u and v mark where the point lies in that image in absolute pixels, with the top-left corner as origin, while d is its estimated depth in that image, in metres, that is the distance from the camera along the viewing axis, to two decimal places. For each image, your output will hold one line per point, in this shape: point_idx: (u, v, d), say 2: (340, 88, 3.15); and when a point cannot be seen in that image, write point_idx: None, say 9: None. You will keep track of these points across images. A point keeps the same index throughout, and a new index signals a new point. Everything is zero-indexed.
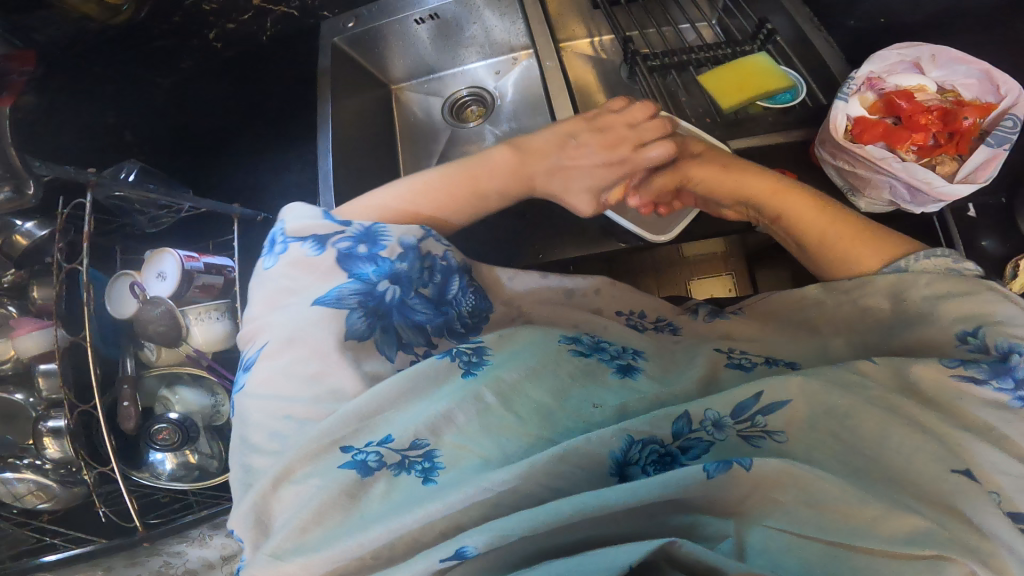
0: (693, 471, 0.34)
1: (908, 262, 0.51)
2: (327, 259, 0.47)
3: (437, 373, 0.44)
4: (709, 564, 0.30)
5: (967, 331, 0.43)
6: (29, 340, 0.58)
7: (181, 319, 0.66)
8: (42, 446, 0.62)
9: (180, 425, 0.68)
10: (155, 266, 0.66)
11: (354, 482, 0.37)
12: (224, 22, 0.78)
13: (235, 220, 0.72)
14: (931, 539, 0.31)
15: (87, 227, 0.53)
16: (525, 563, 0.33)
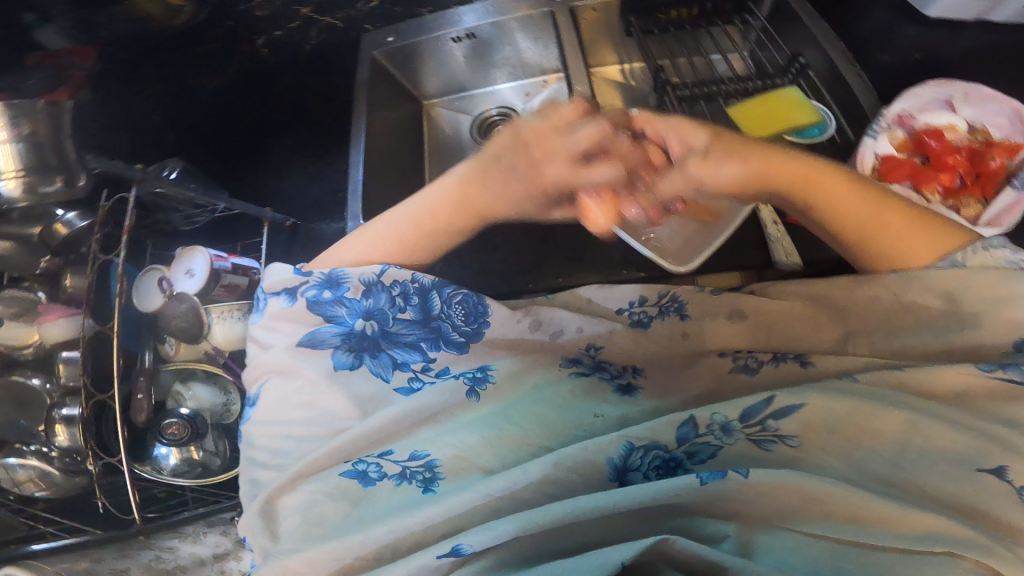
0: (688, 479, 0.35)
1: (965, 256, 0.47)
2: (296, 309, 0.48)
3: (441, 395, 0.45)
4: (710, 561, 0.32)
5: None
6: (54, 327, 0.59)
7: (204, 316, 0.67)
8: (52, 434, 0.60)
9: (191, 421, 0.70)
10: (184, 263, 0.67)
11: (357, 490, 0.40)
12: (273, 29, 0.79)
13: (266, 224, 0.72)
14: (944, 536, 0.32)
15: (128, 219, 0.55)
16: (527, 560, 0.35)
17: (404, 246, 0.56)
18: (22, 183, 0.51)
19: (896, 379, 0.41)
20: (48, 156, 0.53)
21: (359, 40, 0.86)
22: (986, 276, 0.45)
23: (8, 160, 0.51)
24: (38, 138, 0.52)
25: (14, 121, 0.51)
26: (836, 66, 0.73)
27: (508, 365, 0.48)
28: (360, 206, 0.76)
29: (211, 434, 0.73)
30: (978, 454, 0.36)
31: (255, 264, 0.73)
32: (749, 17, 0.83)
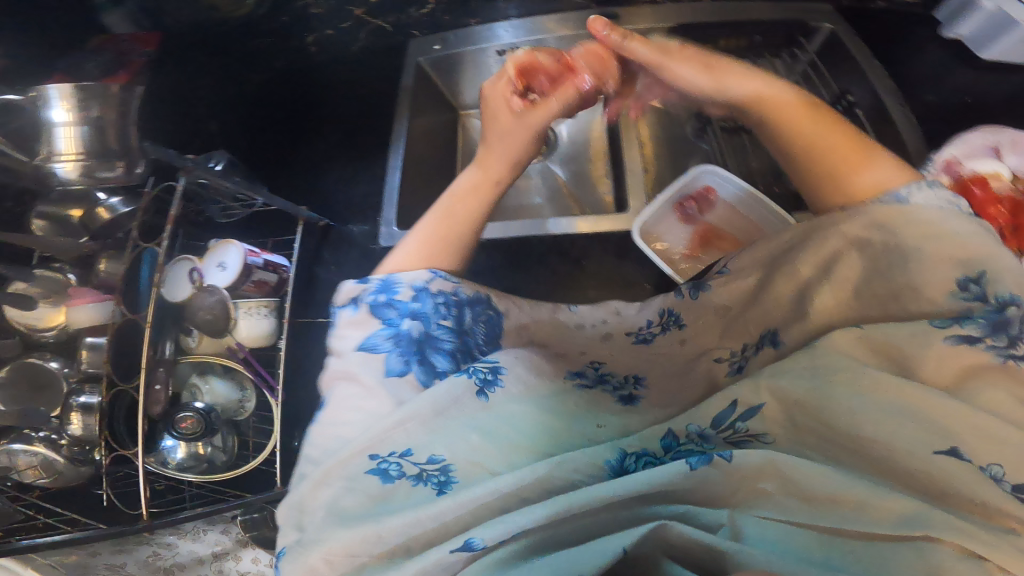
0: (676, 464, 0.34)
1: (910, 192, 0.44)
2: (358, 314, 0.47)
3: (453, 388, 0.42)
4: (708, 546, 0.32)
5: (970, 275, 0.38)
6: (81, 313, 0.58)
7: (232, 311, 0.66)
8: (66, 422, 0.58)
9: (205, 416, 0.68)
10: (217, 256, 0.67)
11: (378, 489, 0.37)
12: (324, 28, 0.84)
13: (300, 223, 0.73)
14: (921, 520, 0.30)
15: (173, 210, 0.56)
16: (528, 552, 0.34)
17: (445, 248, 0.54)
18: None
19: (848, 347, 0.38)
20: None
21: (405, 44, 0.87)
22: (938, 234, 0.40)
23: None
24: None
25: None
26: (884, 105, 0.73)
27: (513, 360, 0.46)
28: (394, 212, 0.75)
29: (225, 430, 0.71)
30: (943, 426, 0.32)
31: (286, 262, 0.72)
32: (797, 50, 0.83)
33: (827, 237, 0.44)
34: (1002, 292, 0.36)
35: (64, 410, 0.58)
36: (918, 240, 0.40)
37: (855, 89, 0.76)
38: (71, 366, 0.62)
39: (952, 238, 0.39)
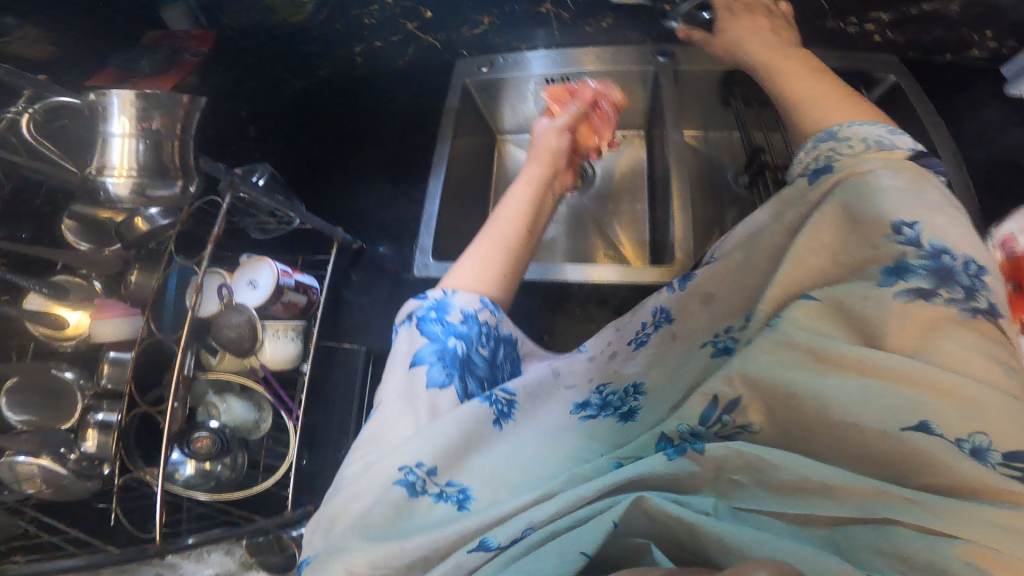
0: (657, 458, 0.40)
1: (842, 129, 0.53)
2: (410, 334, 0.53)
3: (473, 413, 0.47)
4: (688, 526, 0.35)
5: (903, 222, 0.42)
6: (108, 327, 0.56)
7: (260, 332, 0.63)
8: (81, 438, 0.55)
9: (220, 435, 0.64)
10: (249, 273, 0.65)
11: (405, 498, 0.43)
12: (374, 40, 0.86)
13: (336, 244, 0.73)
14: (884, 503, 0.32)
15: (217, 226, 0.55)
16: (532, 548, 0.38)
17: (495, 266, 0.58)
18: (133, 184, 0.45)
19: (812, 322, 0.40)
20: (166, 157, 0.47)
21: (453, 63, 0.90)
22: (897, 189, 0.44)
23: (125, 157, 0.45)
24: (160, 136, 0.46)
25: (144, 115, 0.45)
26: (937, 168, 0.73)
27: (524, 388, 0.52)
28: (430, 241, 0.77)
29: (240, 451, 0.68)
30: (910, 401, 0.33)
31: (315, 283, 0.71)
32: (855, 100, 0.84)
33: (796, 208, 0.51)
34: (937, 240, 0.40)
35: (80, 427, 0.55)
36: (869, 185, 0.46)
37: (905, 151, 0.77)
38: (88, 379, 0.58)
39: (903, 194, 0.44)
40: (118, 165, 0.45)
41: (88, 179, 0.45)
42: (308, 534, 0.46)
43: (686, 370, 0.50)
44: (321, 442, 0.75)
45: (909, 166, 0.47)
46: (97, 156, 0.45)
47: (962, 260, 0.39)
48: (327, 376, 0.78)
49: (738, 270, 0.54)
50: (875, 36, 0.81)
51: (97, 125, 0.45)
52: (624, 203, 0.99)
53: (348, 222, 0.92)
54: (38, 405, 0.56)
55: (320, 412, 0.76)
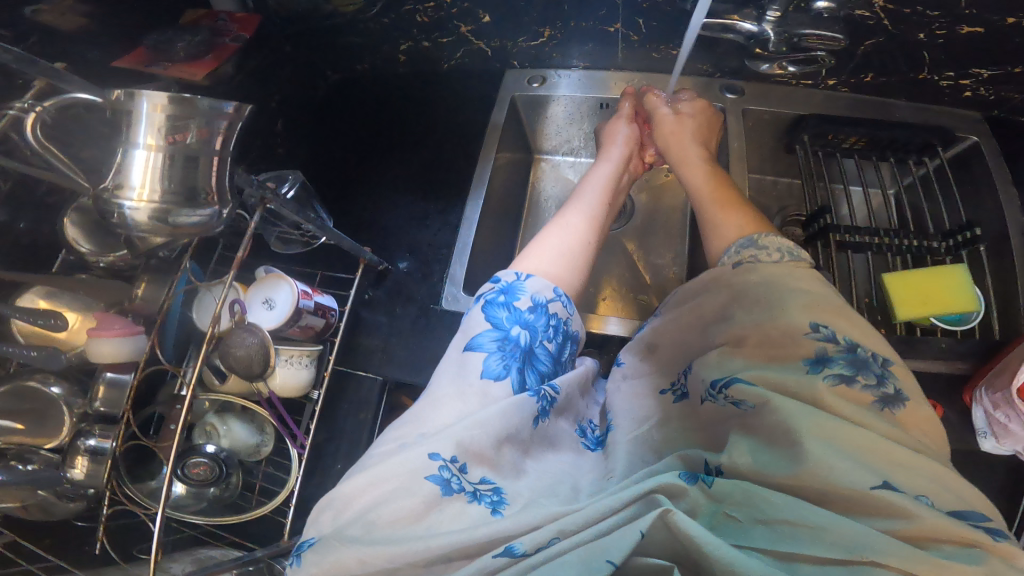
0: (672, 477, 0.42)
1: (759, 238, 0.57)
2: (473, 315, 0.54)
3: (521, 408, 0.48)
4: (701, 545, 0.36)
5: (818, 324, 0.48)
6: (109, 346, 0.48)
7: (273, 359, 0.57)
8: (67, 464, 0.48)
9: (220, 462, 0.59)
10: (265, 290, 0.60)
11: (437, 495, 0.43)
12: (421, 40, 0.84)
13: (362, 263, 0.68)
14: (866, 547, 0.35)
15: (241, 250, 0.51)
16: (563, 551, 0.37)
17: (586, 241, 0.63)
18: (154, 210, 0.40)
19: (782, 403, 0.43)
20: (193, 177, 0.41)
21: (503, 73, 0.90)
22: (799, 290, 0.51)
23: (147, 177, 0.40)
24: (191, 151, 0.40)
25: (176, 126, 0.39)
26: (1011, 245, 0.68)
27: (566, 385, 0.54)
28: (462, 268, 0.73)
29: (237, 472, 0.61)
30: (867, 465, 0.39)
31: (335, 305, 0.66)
32: (927, 156, 0.79)
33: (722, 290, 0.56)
34: (847, 336, 0.48)
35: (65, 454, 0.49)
36: (778, 281, 0.52)
37: (983, 223, 0.73)
38: (79, 396, 0.51)
39: (801, 293, 0.51)
40: (139, 186, 0.40)
41: (103, 200, 0.40)
42: (313, 516, 0.46)
43: (656, 418, 0.53)
44: (323, 470, 0.70)
45: (811, 276, 0.52)
46: (117, 170, 0.40)
47: (873, 354, 0.47)
48: (335, 399, 0.72)
49: (684, 332, 0.58)
50: (965, 93, 0.75)
51: (122, 135, 0.40)
52: (663, 237, 0.94)
53: (366, 232, 0.83)
54: (26, 419, 0.49)
55: (325, 437, 0.70)
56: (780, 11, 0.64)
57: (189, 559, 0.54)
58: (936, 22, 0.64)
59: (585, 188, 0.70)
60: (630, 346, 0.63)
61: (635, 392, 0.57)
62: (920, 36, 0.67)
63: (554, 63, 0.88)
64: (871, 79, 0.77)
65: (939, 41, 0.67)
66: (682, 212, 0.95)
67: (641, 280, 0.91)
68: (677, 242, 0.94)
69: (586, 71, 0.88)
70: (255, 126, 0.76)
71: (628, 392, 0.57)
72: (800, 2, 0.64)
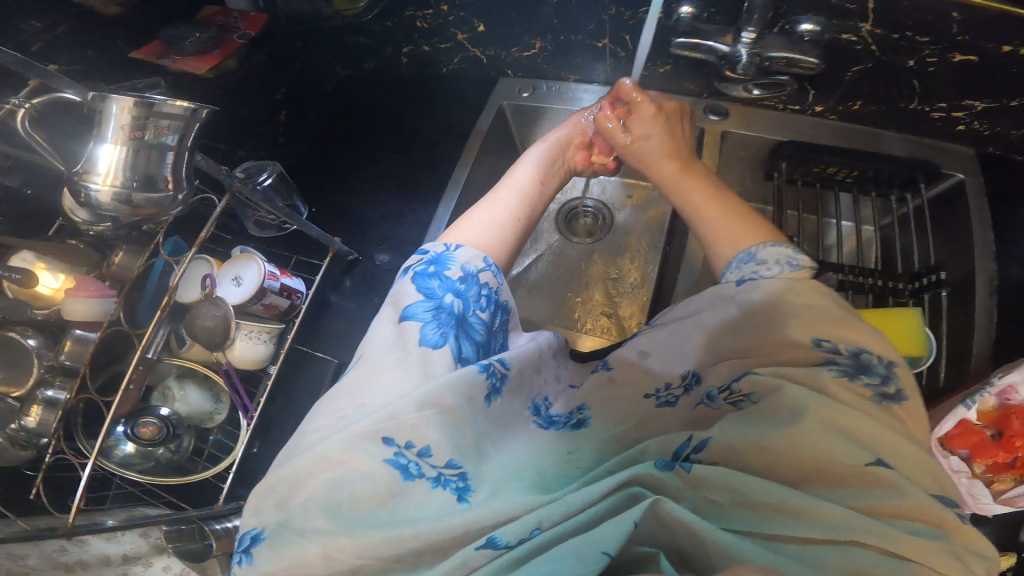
0: (649, 467, 0.46)
1: (756, 249, 0.58)
2: (401, 286, 0.56)
3: (463, 379, 0.49)
4: (688, 526, 0.42)
5: (821, 338, 0.51)
6: (81, 306, 0.55)
7: (233, 331, 0.63)
8: (24, 412, 0.55)
9: (168, 424, 0.66)
10: (235, 269, 0.65)
11: (397, 481, 0.45)
12: (421, 45, 0.88)
13: (331, 254, 0.75)
14: (844, 530, 0.41)
15: (205, 229, 0.57)
16: (554, 541, 0.42)
17: (517, 218, 0.66)
18: (116, 193, 0.45)
19: (794, 388, 0.48)
20: (151, 167, 0.46)
21: (496, 80, 0.93)
22: (803, 307, 0.52)
23: (111, 165, 0.44)
24: (151, 146, 0.45)
25: (138, 124, 0.44)
26: (974, 293, 0.69)
27: (518, 362, 0.55)
28: None
29: (186, 435, 0.68)
30: (849, 455, 0.44)
31: (302, 288, 0.71)
32: (909, 193, 0.78)
33: (725, 305, 0.56)
34: (849, 344, 0.50)
35: (25, 401, 0.55)
36: (782, 298, 0.53)
37: (950, 268, 0.72)
38: (49, 349, 0.58)
39: (805, 310, 0.52)
40: (105, 173, 0.44)
41: (75, 182, 0.45)
42: (253, 507, 0.45)
43: (632, 419, 0.56)
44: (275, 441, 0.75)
45: (817, 288, 0.53)
46: (86, 157, 0.45)
47: (879, 357, 0.49)
48: (296, 377, 0.78)
49: (684, 342, 0.57)
50: (959, 126, 0.72)
51: (94, 129, 0.45)
52: (639, 253, 0.95)
53: (344, 225, 0.88)
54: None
55: (280, 410, 0.76)
56: (757, 32, 0.60)
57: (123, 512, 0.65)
58: (925, 49, 0.60)
59: (516, 166, 0.73)
60: (620, 351, 0.60)
61: (614, 396, 0.58)
62: (910, 62, 0.63)
63: (547, 75, 0.91)
64: (859, 107, 0.75)
65: (931, 68, 0.63)
66: (659, 230, 0.96)
67: (608, 294, 0.94)
68: (653, 257, 0.95)
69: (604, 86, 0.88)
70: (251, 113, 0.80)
71: (602, 397, 0.58)
72: (783, 24, 0.62)
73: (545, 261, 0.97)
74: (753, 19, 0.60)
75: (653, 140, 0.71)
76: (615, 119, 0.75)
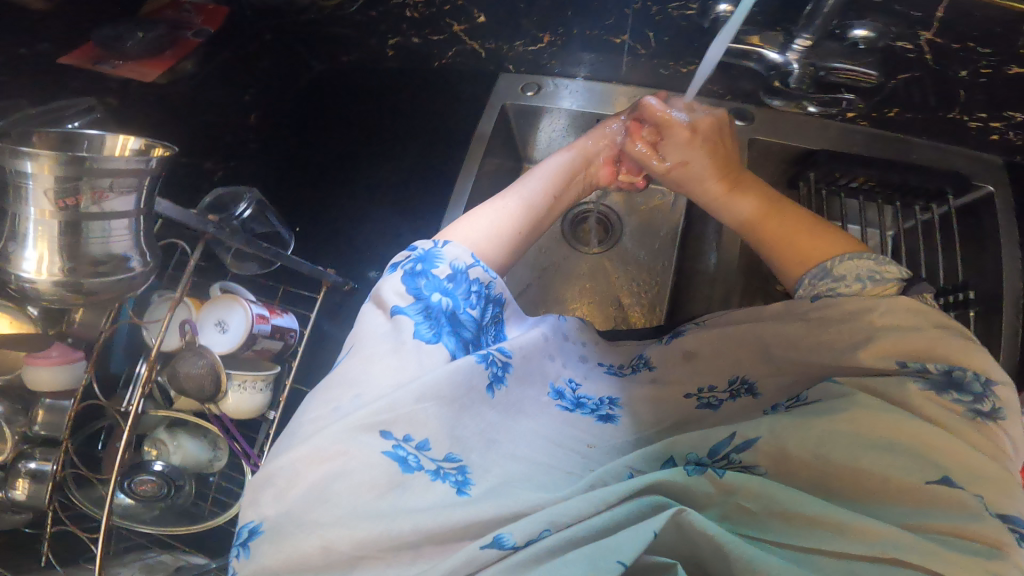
0: (677, 471, 0.38)
1: (834, 264, 0.54)
2: (392, 282, 0.49)
3: (462, 370, 0.44)
4: (717, 543, 0.34)
5: (904, 360, 0.45)
6: (46, 375, 0.49)
7: (225, 383, 0.57)
8: (9, 485, 0.52)
9: (167, 480, 0.59)
10: (218, 313, 0.58)
11: (395, 473, 0.39)
12: (411, 35, 0.77)
13: (324, 287, 0.69)
14: (891, 546, 0.33)
15: (180, 288, 0.48)
16: (552, 553, 0.34)
17: (518, 225, 0.59)
18: (61, 282, 0.37)
19: (868, 398, 0.41)
20: (98, 245, 0.37)
21: (496, 76, 0.82)
22: (892, 326, 0.47)
23: (44, 250, 0.36)
24: (88, 217, 0.36)
25: (67, 188, 0.34)
26: (1001, 311, 0.67)
27: (521, 348, 0.51)
28: None
29: (190, 482, 0.63)
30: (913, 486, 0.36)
31: (294, 325, 0.64)
32: (934, 203, 0.75)
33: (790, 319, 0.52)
34: (937, 362, 0.44)
35: (8, 475, 0.53)
36: (869, 311, 0.49)
37: (974, 285, 0.71)
38: (21, 415, 0.54)
39: (896, 331, 0.46)
40: (36, 258, 0.36)
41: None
42: (249, 498, 0.39)
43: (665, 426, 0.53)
44: None
45: (912, 307, 0.47)
46: (9, 240, 0.36)
47: (969, 372, 0.42)
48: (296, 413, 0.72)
49: (729, 351, 0.56)
50: (992, 137, 0.69)
51: (12, 197, 0.35)
52: (653, 260, 0.91)
53: None
54: None
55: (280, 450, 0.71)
56: (812, 40, 0.58)
57: (138, 564, 0.59)
58: (984, 59, 0.58)
59: (527, 175, 0.66)
60: (663, 348, 0.59)
61: (657, 395, 0.55)
62: (962, 73, 0.61)
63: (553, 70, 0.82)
64: (895, 114, 0.70)
65: (981, 81, 0.61)
66: (672, 237, 0.92)
67: (618, 298, 0.90)
68: (669, 266, 0.90)
69: (589, 81, 0.80)
70: (216, 119, 0.69)
71: (645, 394, 0.55)
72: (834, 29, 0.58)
73: (555, 270, 0.91)
74: (813, 26, 0.57)
75: (698, 160, 0.66)
76: (646, 141, 0.69)
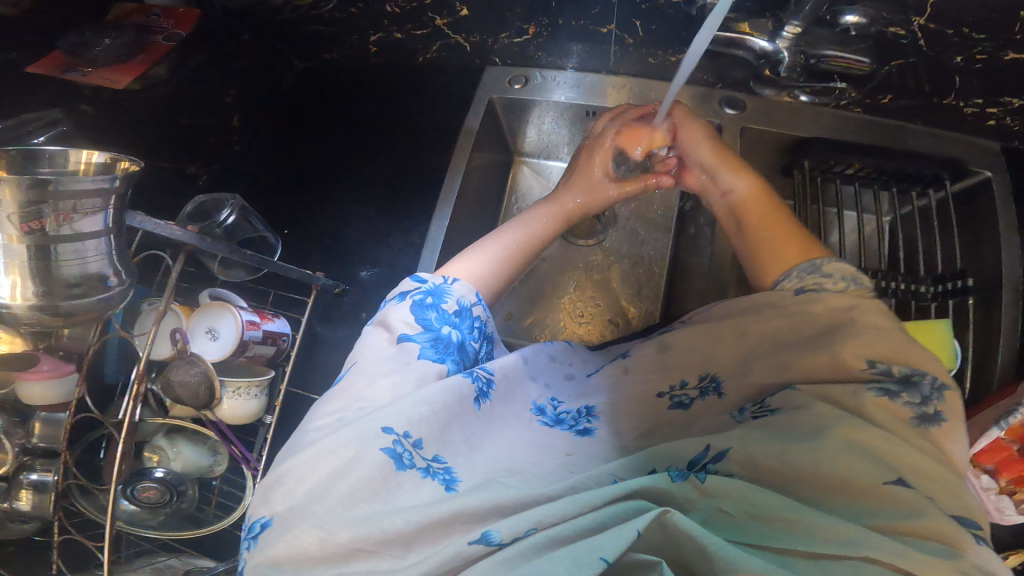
0: (660, 477, 0.38)
1: (823, 261, 0.53)
2: (401, 311, 0.49)
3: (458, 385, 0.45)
4: (697, 543, 0.34)
5: (873, 360, 0.45)
6: (39, 391, 0.50)
7: (218, 391, 0.57)
8: (13, 497, 0.54)
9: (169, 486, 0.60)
10: (209, 320, 0.59)
11: (389, 469, 0.39)
12: (391, 31, 0.80)
13: (314, 290, 0.68)
14: (862, 543, 0.33)
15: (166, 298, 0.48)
16: (536, 551, 0.34)
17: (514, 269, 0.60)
18: (35, 306, 0.37)
19: (824, 408, 0.42)
20: (73, 266, 0.37)
21: (482, 69, 0.80)
22: (873, 329, 0.46)
23: (16, 275, 0.36)
24: (55, 239, 0.36)
25: (30, 213, 0.34)
26: (1001, 300, 0.66)
27: (502, 368, 0.51)
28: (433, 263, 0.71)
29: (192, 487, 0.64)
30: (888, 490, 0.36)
31: (287, 329, 0.65)
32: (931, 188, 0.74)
33: (776, 315, 0.51)
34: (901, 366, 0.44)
35: (10, 486, 0.54)
36: (843, 320, 0.48)
37: (974, 273, 0.69)
38: (19, 427, 0.54)
39: (864, 332, 0.46)
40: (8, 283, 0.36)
41: None
42: (260, 496, 0.39)
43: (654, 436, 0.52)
44: None
45: (879, 309, 0.47)
46: None
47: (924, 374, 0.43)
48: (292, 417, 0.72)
49: (714, 350, 0.53)
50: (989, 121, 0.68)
51: None
52: (648, 254, 0.90)
53: (322, 246, 0.79)
54: None
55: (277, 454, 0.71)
56: (802, 27, 0.59)
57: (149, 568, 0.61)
58: None
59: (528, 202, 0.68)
60: (641, 345, 0.57)
61: (637, 395, 0.53)
62: None
63: None
64: (890, 101, 0.70)
65: None
66: (666, 229, 0.91)
67: (613, 294, 0.89)
68: (664, 259, 0.89)
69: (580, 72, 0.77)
70: None
71: (622, 396, 0.54)
72: None
73: (550, 266, 0.91)
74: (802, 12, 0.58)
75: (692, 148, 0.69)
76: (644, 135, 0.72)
